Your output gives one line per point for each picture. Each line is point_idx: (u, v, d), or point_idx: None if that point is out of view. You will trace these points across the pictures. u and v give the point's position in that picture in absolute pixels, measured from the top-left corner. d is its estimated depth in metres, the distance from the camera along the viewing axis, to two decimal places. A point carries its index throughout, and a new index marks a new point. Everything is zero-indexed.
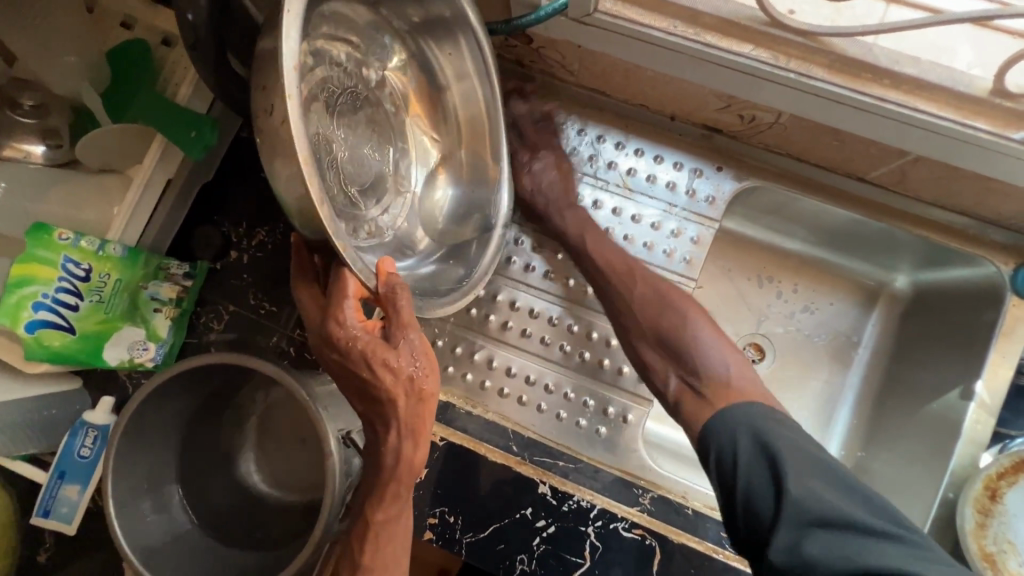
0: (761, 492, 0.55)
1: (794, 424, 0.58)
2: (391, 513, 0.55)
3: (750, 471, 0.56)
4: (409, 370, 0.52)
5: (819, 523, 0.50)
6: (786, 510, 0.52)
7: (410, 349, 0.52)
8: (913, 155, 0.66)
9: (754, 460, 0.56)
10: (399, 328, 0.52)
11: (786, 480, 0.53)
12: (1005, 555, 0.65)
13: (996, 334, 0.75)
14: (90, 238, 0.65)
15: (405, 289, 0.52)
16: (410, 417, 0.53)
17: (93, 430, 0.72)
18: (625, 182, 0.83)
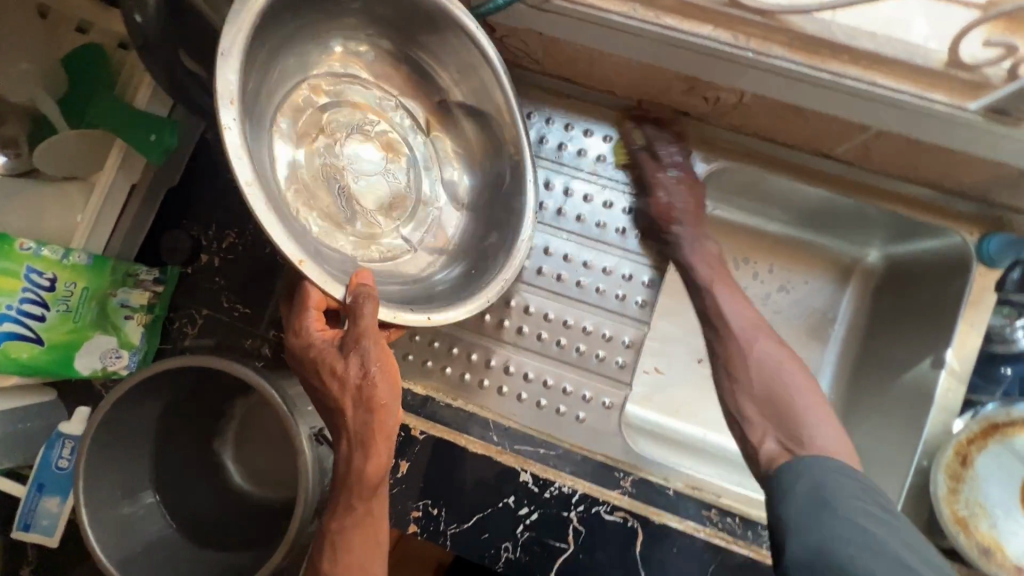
0: (799, 509, 0.56)
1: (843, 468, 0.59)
2: (345, 523, 0.53)
3: (792, 497, 0.58)
4: (355, 379, 0.51)
5: (851, 532, 0.52)
6: (820, 520, 0.54)
7: (361, 358, 0.51)
8: (873, 130, 0.67)
9: (797, 486, 0.58)
10: (353, 337, 0.52)
11: (824, 504, 0.54)
12: (977, 519, 0.66)
13: (964, 303, 0.76)
14: (53, 247, 0.65)
15: (371, 298, 0.52)
16: (360, 427, 0.51)
17: (71, 441, 0.72)
18: (595, 169, 0.83)
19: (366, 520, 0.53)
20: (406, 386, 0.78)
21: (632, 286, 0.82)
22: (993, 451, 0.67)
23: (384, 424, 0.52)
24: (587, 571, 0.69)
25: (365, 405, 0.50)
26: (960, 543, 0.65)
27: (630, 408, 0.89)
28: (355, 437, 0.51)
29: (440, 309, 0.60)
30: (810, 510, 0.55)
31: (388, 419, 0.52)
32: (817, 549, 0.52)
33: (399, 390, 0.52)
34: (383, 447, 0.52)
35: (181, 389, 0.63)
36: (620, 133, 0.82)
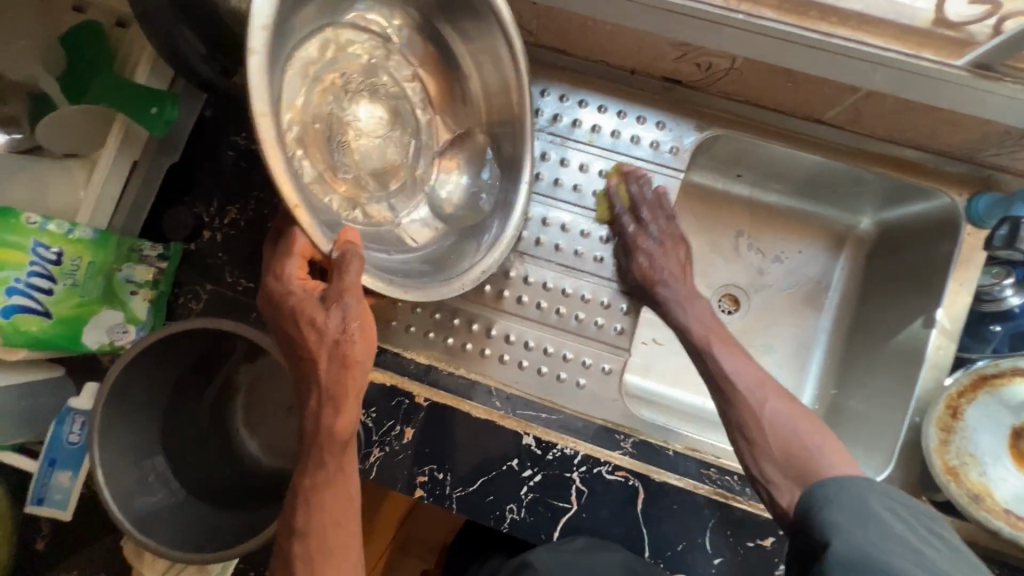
0: (832, 516, 0.50)
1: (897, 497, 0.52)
2: (318, 480, 0.52)
3: (839, 516, 0.50)
4: (335, 331, 0.52)
5: (890, 541, 0.46)
6: (856, 526, 0.48)
7: (341, 312, 0.52)
8: (863, 91, 0.68)
9: (845, 509, 0.50)
10: (336, 291, 0.53)
11: (887, 528, 0.47)
12: (968, 468, 0.68)
13: (953, 263, 0.78)
14: (59, 222, 0.66)
15: (355, 257, 0.54)
16: (331, 382, 0.52)
17: (80, 415, 0.73)
18: (591, 139, 0.83)
19: (338, 478, 0.53)
20: (408, 355, 0.79)
21: None
22: (983, 403, 0.69)
23: (358, 381, 0.53)
24: (590, 528, 0.71)
25: (339, 359, 0.51)
26: (952, 493, 0.66)
27: (628, 378, 0.91)
28: (325, 390, 0.52)
29: (417, 286, 0.65)
30: (848, 520, 0.49)
31: (360, 375, 0.53)
32: (853, 555, 0.46)
33: (375, 350, 0.53)
34: (355, 400, 0.53)
35: (188, 356, 0.65)
36: (613, 104, 0.83)
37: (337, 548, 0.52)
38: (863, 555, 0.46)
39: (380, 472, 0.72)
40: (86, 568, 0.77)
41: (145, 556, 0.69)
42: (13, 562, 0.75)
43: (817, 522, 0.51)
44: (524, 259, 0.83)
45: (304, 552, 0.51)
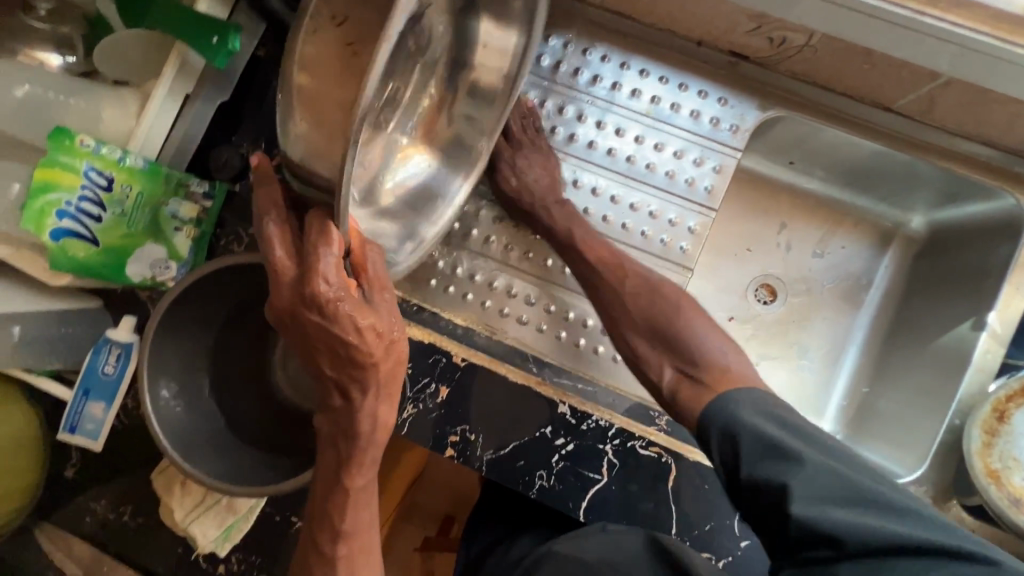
0: (761, 467, 0.53)
1: (768, 401, 0.57)
2: (368, 478, 0.55)
3: (753, 459, 0.53)
4: (388, 331, 0.49)
5: (814, 474, 0.51)
6: (787, 474, 0.51)
7: (390, 310, 0.50)
8: (944, 78, 0.66)
9: (753, 445, 0.54)
10: (376, 288, 0.50)
11: (793, 453, 0.52)
12: (1010, 472, 0.66)
13: (1011, 267, 0.75)
14: (112, 147, 0.64)
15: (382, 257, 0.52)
16: (386, 380, 0.51)
17: (117, 347, 0.72)
18: (648, 111, 0.81)
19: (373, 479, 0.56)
20: (446, 316, 0.78)
21: (679, 231, 0.81)
22: None
23: (398, 380, 0.52)
24: (618, 500, 0.71)
25: (393, 360, 0.50)
26: (991, 495, 0.65)
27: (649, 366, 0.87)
28: (377, 392, 0.51)
29: None
30: (778, 471, 0.52)
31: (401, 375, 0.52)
32: (807, 513, 0.49)
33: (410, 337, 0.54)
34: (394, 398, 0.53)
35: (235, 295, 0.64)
36: (675, 76, 0.81)
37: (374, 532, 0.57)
38: (814, 512, 0.49)
39: (412, 428, 0.71)
40: (111, 500, 0.77)
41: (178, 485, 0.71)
42: (46, 484, 0.76)
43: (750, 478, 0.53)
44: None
45: (349, 549, 0.55)
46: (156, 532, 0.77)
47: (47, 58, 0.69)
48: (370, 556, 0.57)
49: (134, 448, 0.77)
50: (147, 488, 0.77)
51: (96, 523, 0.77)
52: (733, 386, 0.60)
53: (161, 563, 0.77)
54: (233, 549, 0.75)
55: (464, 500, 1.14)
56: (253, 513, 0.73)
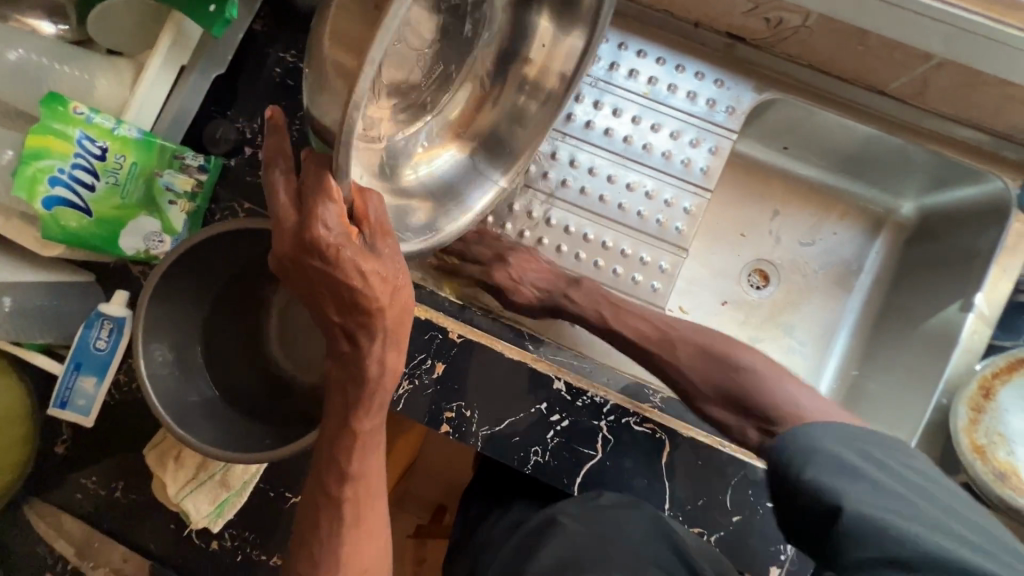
0: (829, 479, 0.46)
1: (851, 433, 0.50)
2: (377, 422, 0.54)
3: (833, 482, 0.46)
4: (392, 276, 0.48)
5: (891, 499, 0.44)
6: (856, 488, 0.45)
7: (393, 256, 0.48)
8: (937, 60, 0.66)
9: (833, 471, 0.46)
10: (378, 234, 0.48)
11: (882, 484, 0.45)
12: (995, 448, 0.68)
13: (998, 250, 0.77)
14: (105, 116, 0.63)
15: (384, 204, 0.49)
16: (390, 328, 0.49)
17: (109, 322, 0.71)
18: (645, 91, 0.82)
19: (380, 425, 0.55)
20: (441, 293, 0.78)
21: (675, 212, 0.82)
22: (1016, 384, 0.69)
23: (407, 324, 0.51)
24: (613, 476, 0.71)
25: (399, 306, 0.49)
26: (976, 470, 0.67)
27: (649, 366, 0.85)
28: (384, 338, 0.50)
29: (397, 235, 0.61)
30: (845, 483, 0.45)
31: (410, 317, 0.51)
32: (866, 523, 0.43)
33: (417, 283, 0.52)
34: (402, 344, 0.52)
35: (234, 256, 0.62)
36: (672, 57, 0.81)
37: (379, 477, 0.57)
38: (875, 527, 0.42)
39: (407, 403, 0.71)
40: (102, 477, 0.76)
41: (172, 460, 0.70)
42: (35, 461, 0.75)
43: (807, 484, 0.47)
44: (580, 213, 0.82)
45: (355, 494, 0.55)
46: (148, 509, 0.76)
47: (39, 25, 0.68)
48: (375, 501, 0.57)
49: (126, 425, 0.76)
50: (139, 464, 0.76)
51: (88, 499, 0.77)
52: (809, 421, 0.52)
53: (153, 540, 0.76)
54: (226, 526, 0.74)
55: (454, 490, 1.15)
56: (247, 488, 0.73)
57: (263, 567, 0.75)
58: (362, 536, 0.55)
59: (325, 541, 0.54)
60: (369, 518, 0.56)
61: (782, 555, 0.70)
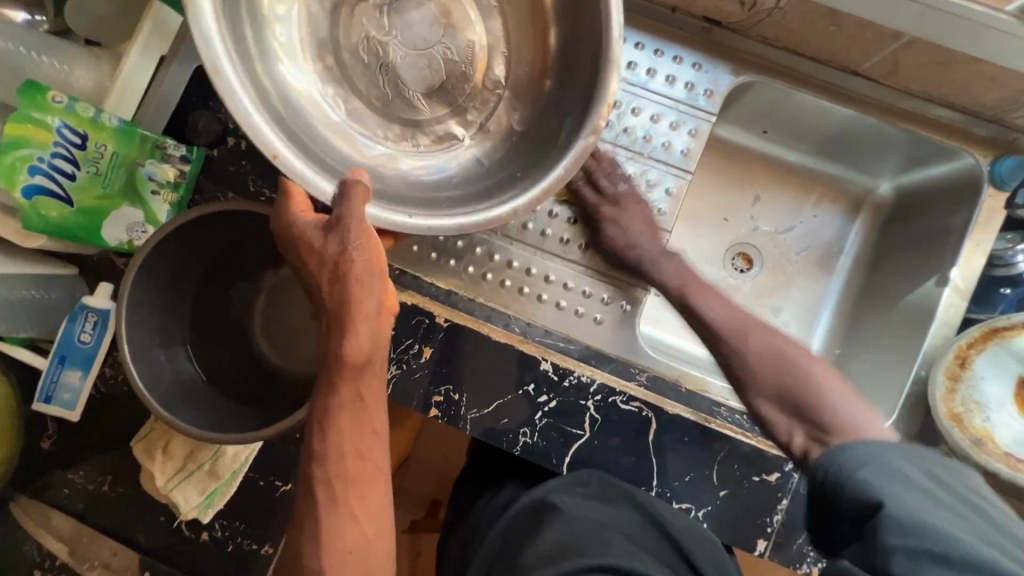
0: (877, 483, 0.46)
1: (899, 446, 0.49)
2: (331, 402, 0.52)
3: (881, 484, 0.46)
4: (334, 253, 0.53)
5: (939, 505, 0.44)
6: (909, 490, 0.45)
7: (341, 236, 0.53)
8: (907, 39, 0.68)
9: (885, 477, 0.46)
10: (336, 221, 0.54)
11: (930, 491, 0.44)
12: (972, 415, 0.69)
13: (971, 226, 0.79)
14: (84, 105, 0.64)
15: (361, 192, 0.53)
16: (339, 304, 0.52)
17: (94, 314, 0.71)
18: (625, 76, 0.83)
19: (355, 403, 0.52)
20: (428, 280, 0.79)
21: (657, 194, 0.83)
22: (992, 353, 0.71)
23: (364, 296, 0.52)
24: (601, 455, 0.72)
25: (339, 280, 0.52)
26: (954, 438, 0.68)
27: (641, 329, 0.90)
28: (333, 315, 0.53)
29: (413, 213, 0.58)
30: (899, 485, 0.45)
31: (359, 288, 0.52)
32: (913, 519, 0.43)
33: (376, 267, 0.53)
34: (374, 321, 0.52)
35: (220, 239, 0.61)
36: (651, 41, 0.83)
37: (356, 466, 0.52)
38: (921, 523, 0.43)
39: (396, 388, 0.72)
40: (89, 472, 0.76)
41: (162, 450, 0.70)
42: (19, 457, 0.74)
43: (855, 481, 0.47)
44: (563, 198, 0.83)
45: (322, 477, 0.51)
46: (138, 503, 0.76)
47: (14, 16, 0.68)
48: (367, 489, 0.53)
49: (112, 418, 0.76)
50: (127, 458, 0.76)
51: (75, 495, 0.76)
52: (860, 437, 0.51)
53: (144, 533, 0.76)
54: (216, 516, 0.74)
55: (449, 482, 1.14)
56: (236, 478, 0.73)
57: (255, 557, 0.75)
58: (338, 522, 0.51)
59: (305, 527, 0.51)
60: (355, 504, 0.52)
61: (769, 527, 0.71)
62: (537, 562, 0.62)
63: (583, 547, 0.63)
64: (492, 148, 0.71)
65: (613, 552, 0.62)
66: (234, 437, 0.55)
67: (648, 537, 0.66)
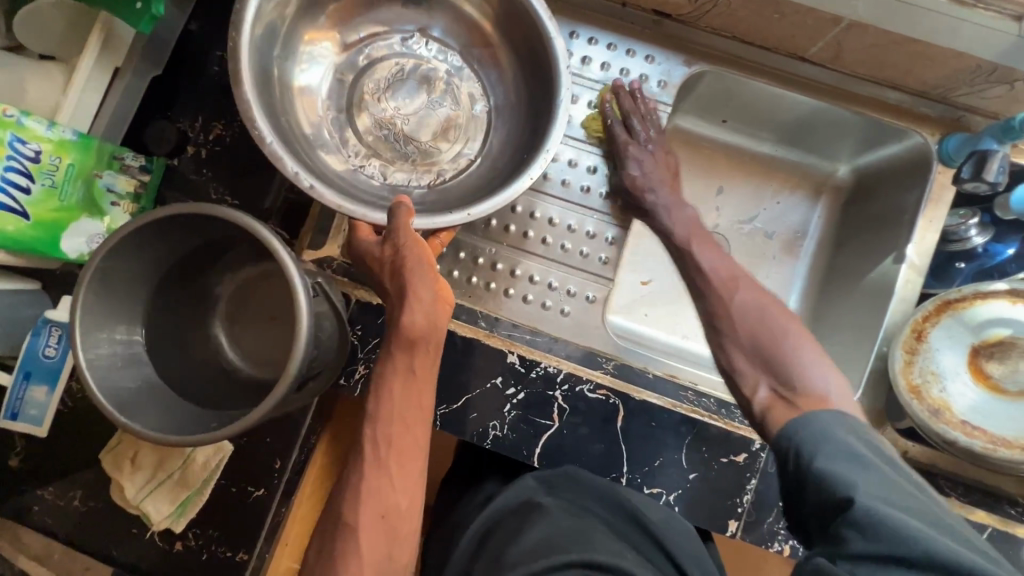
0: (834, 467, 0.47)
1: (850, 427, 0.50)
2: (384, 374, 0.58)
3: (835, 473, 0.46)
4: (392, 253, 0.61)
5: (887, 494, 0.44)
6: (863, 480, 0.45)
7: (397, 239, 0.61)
8: (847, 23, 0.70)
9: (839, 464, 0.47)
10: (392, 229, 0.62)
11: (877, 480, 0.45)
12: (929, 386, 0.71)
13: (923, 203, 0.81)
14: (36, 118, 0.63)
15: (407, 207, 0.62)
16: (396, 294, 0.60)
17: (58, 328, 0.70)
18: (580, 71, 0.85)
19: (407, 376, 0.58)
20: None
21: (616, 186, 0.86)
22: (946, 325, 0.72)
23: (421, 283, 0.59)
24: (571, 444, 0.73)
25: (395, 274, 0.60)
26: (913, 409, 0.70)
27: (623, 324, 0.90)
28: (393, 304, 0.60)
29: (446, 218, 0.64)
30: (866, 482, 0.45)
31: (418, 274, 0.59)
32: (876, 515, 0.43)
33: (426, 262, 0.60)
34: (432, 302, 0.59)
35: (198, 240, 0.63)
36: (603, 36, 0.85)
37: (400, 435, 0.57)
38: (884, 524, 0.43)
39: (365, 387, 0.72)
40: (60, 487, 0.75)
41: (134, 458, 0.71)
42: None
43: (815, 473, 0.47)
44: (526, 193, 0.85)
45: (373, 439, 0.57)
46: (111, 516, 0.75)
47: None
48: (407, 461, 0.58)
49: (82, 432, 0.75)
50: (97, 472, 0.75)
51: (47, 511, 0.75)
52: (819, 419, 0.51)
53: (118, 547, 0.75)
54: (190, 525, 0.74)
55: (435, 488, 1.09)
56: (208, 486, 0.73)
57: (231, 564, 0.75)
58: (381, 483, 0.56)
59: (349, 485, 0.56)
60: (395, 471, 0.57)
61: (739, 507, 0.72)
62: (520, 557, 0.61)
63: (568, 543, 0.62)
64: (491, 166, 0.78)
65: (599, 548, 0.61)
66: (198, 435, 0.54)
67: (629, 533, 0.66)
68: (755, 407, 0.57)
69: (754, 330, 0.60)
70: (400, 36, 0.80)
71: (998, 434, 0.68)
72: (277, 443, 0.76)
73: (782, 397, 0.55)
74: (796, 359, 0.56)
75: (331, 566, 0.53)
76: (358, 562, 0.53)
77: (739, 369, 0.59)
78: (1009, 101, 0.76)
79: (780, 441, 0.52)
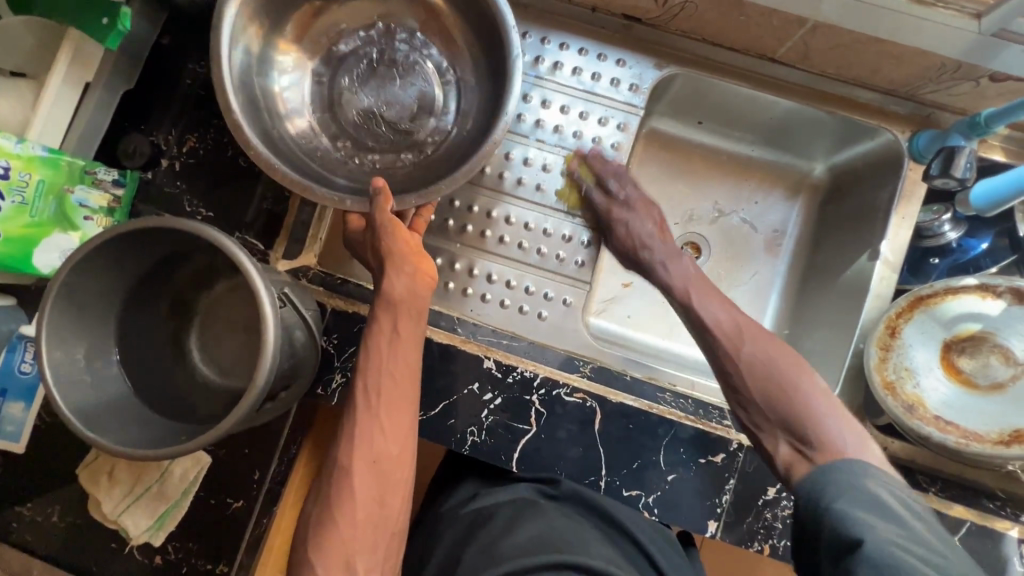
0: (854, 510, 0.49)
1: (876, 477, 0.52)
2: (371, 338, 0.61)
3: (855, 516, 0.48)
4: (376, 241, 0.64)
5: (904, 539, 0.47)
6: (880, 523, 0.47)
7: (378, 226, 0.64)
8: (810, 24, 0.71)
9: (860, 508, 0.49)
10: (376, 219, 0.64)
11: (895, 526, 0.47)
12: (903, 382, 0.71)
13: (896, 200, 0.82)
14: (5, 135, 0.64)
15: (384, 191, 0.63)
16: (380, 271, 0.64)
17: (34, 346, 0.71)
18: (552, 77, 0.86)
19: (393, 338, 0.61)
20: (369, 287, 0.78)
21: None
22: (919, 321, 0.72)
23: (396, 250, 0.63)
24: (548, 449, 0.73)
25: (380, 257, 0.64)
26: (889, 406, 0.70)
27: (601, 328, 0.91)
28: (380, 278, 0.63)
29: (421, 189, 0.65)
30: (873, 519, 0.48)
31: (392, 243, 0.63)
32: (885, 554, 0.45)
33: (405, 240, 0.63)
34: (411, 275, 0.62)
35: (162, 250, 0.62)
36: (574, 41, 0.85)
37: (389, 391, 0.59)
38: (887, 556, 0.45)
39: (342, 396, 0.72)
40: (38, 503, 0.75)
41: (112, 473, 0.71)
42: None
43: (834, 513, 0.50)
44: (501, 198, 0.85)
45: (365, 392, 0.59)
46: (88, 531, 0.75)
47: None
48: (397, 415, 0.59)
49: (61, 448, 0.75)
50: (76, 487, 0.75)
51: (26, 528, 0.75)
52: (845, 467, 0.53)
53: (94, 563, 0.75)
54: (168, 539, 0.74)
55: None
56: (186, 499, 0.73)
57: None
58: (374, 435, 0.58)
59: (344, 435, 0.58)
60: (384, 423, 0.58)
61: (718, 507, 0.72)
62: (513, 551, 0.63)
63: (557, 543, 0.64)
64: (465, 130, 0.78)
65: (591, 552, 0.64)
66: (175, 446, 0.54)
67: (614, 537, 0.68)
68: (780, 475, 0.58)
69: (765, 389, 0.61)
70: (369, 43, 0.79)
71: (969, 428, 0.68)
72: (255, 454, 0.76)
73: (803, 453, 0.57)
74: (810, 413, 0.58)
75: (329, 509, 0.55)
76: (353, 505, 0.55)
77: (763, 433, 0.61)
78: (975, 98, 0.77)
79: (799, 488, 0.55)
